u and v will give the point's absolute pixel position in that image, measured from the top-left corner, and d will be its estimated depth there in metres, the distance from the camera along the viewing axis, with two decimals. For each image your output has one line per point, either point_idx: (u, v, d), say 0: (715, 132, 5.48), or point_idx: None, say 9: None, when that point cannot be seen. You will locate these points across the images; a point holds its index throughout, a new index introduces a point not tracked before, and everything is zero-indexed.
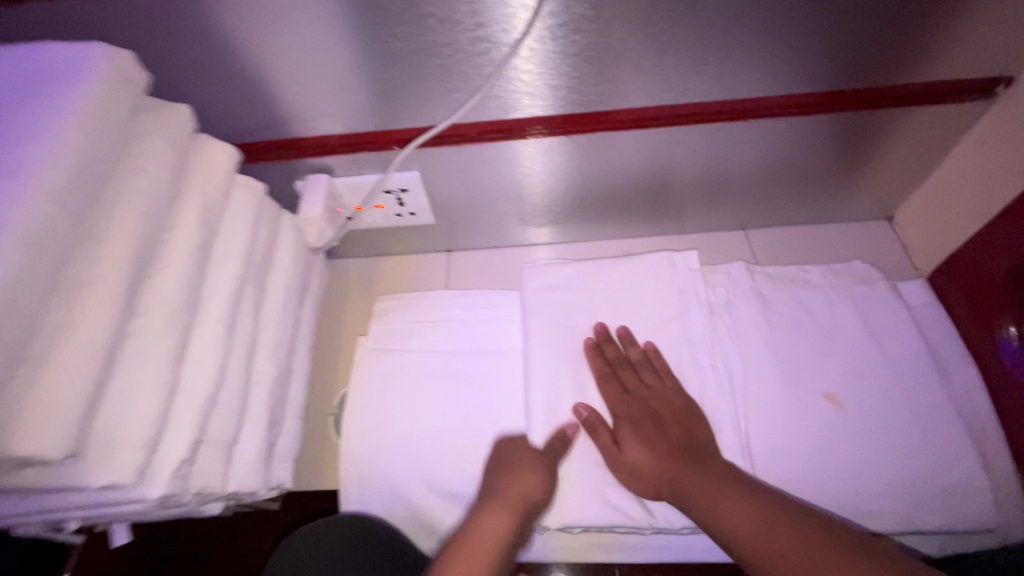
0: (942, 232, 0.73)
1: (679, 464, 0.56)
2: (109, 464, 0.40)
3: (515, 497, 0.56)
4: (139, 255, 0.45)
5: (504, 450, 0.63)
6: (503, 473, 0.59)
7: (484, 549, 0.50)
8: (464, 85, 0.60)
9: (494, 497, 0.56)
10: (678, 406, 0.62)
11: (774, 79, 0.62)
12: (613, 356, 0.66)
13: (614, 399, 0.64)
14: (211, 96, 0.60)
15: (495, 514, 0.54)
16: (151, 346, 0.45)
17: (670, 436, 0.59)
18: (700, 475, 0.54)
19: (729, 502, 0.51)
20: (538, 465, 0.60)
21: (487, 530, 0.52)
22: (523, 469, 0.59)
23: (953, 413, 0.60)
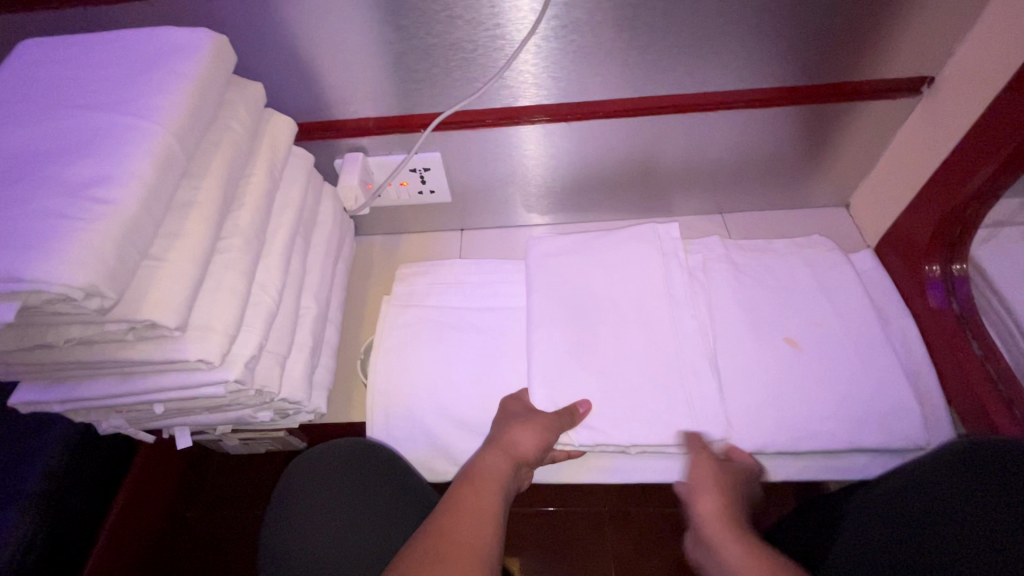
0: (886, 211, 0.86)
1: (738, 537, 0.58)
2: (203, 343, 0.51)
3: (512, 444, 0.65)
4: (226, 188, 0.56)
5: (510, 408, 0.71)
6: (507, 426, 0.68)
7: (487, 483, 0.60)
8: (482, 76, 0.73)
9: (500, 441, 0.65)
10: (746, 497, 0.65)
11: (736, 76, 0.75)
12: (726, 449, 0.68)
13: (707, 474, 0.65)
14: (275, 80, 0.73)
15: (495, 454, 0.63)
16: (233, 260, 0.56)
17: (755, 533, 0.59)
18: (742, 544, 0.57)
19: None
20: (542, 422, 0.68)
21: (488, 467, 0.62)
22: (526, 424, 0.67)
23: (891, 353, 0.72)
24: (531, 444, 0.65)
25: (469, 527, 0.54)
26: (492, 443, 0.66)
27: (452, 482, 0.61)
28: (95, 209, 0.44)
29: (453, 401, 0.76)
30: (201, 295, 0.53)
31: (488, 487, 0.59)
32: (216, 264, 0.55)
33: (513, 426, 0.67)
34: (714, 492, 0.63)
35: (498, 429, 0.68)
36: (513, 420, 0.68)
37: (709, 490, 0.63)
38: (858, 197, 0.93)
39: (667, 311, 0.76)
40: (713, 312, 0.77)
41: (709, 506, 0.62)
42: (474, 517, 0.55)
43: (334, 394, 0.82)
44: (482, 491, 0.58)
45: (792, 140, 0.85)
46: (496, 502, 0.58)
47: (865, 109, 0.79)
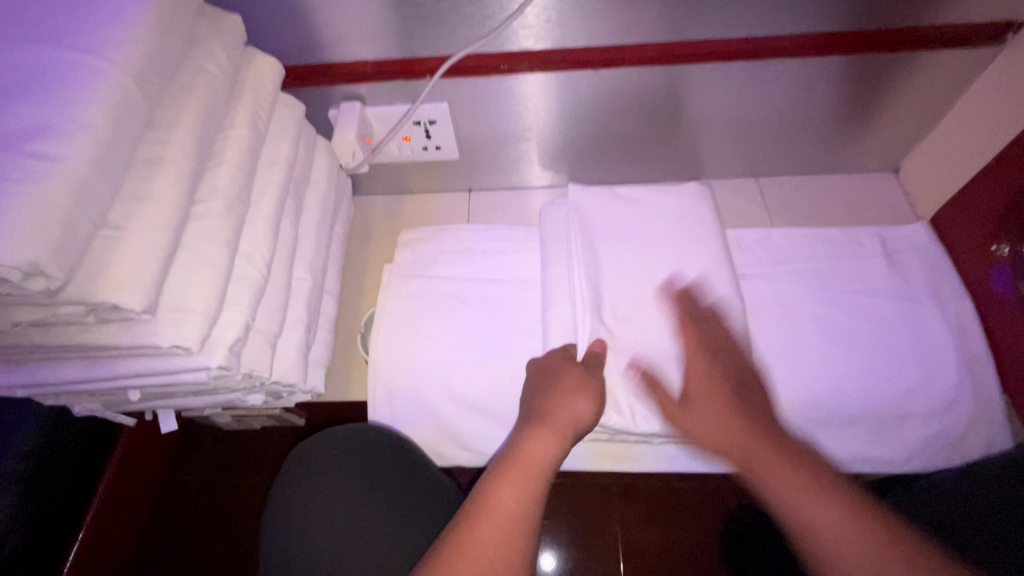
0: (941, 180, 0.78)
1: (729, 405, 0.56)
2: (179, 327, 0.44)
3: (567, 420, 0.55)
4: (201, 144, 0.48)
5: (547, 363, 0.63)
6: (549, 395, 0.58)
7: (531, 474, 0.50)
8: (499, 12, 0.63)
9: (545, 416, 0.56)
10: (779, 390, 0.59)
11: (793, 17, 0.65)
12: (693, 311, 0.64)
13: (693, 378, 0.59)
14: (258, 13, 0.63)
15: (545, 434, 0.54)
16: (211, 229, 0.48)
17: (741, 400, 0.56)
18: (728, 408, 0.55)
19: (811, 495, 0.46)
20: (587, 387, 0.59)
21: (535, 453, 0.52)
22: (577, 391, 0.58)
23: (946, 341, 0.66)
24: (582, 416, 0.56)
25: (502, 531, 0.45)
26: (536, 419, 0.56)
27: (487, 469, 0.51)
28: (35, 167, 0.36)
29: (461, 381, 0.70)
30: (175, 269, 0.46)
31: (533, 480, 0.50)
32: (191, 232, 0.48)
33: (559, 394, 0.58)
34: (699, 390, 0.58)
35: (545, 398, 0.58)
36: (561, 389, 0.59)
37: (709, 355, 0.60)
38: (911, 162, 0.84)
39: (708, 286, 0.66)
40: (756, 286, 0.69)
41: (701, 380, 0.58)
42: (514, 515, 0.46)
43: (332, 370, 0.76)
44: (529, 480, 0.49)
45: (847, 95, 0.75)
46: (538, 494, 0.49)
47: (936, 61, 0.68)
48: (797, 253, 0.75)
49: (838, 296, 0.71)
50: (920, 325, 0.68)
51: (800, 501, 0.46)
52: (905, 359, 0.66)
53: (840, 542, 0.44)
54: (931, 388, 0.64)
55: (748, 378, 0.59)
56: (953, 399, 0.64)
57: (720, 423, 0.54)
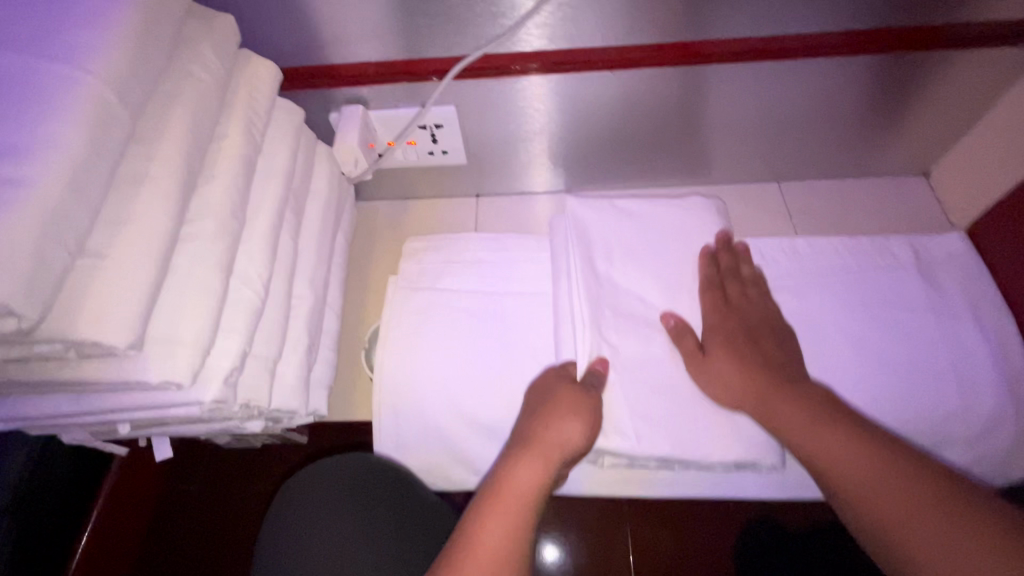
0: (978, 186, 0.74)
1: (751, 354, 0.57)
2: (168, 361, 0.41)
3: (556, 444, 0.52)
4: (191, 160, 0.44)
5: (547, 382, 0.60)
6: (538, 417, 0.55)
7: (513, 506, 0.47)
8: (510, 11, 0.59)
9: (534, 440, 0.52)
10: (801, 378, 0.56)
11: (826, 14, 0.61)
12: (726, 265, 0.64)
13: (710, 376, 0.57)
14: (253, 13, 0.59)
15: (530, 461, 0.50)
16: (204, 251, 0.45)
17: (766, 349, 0.58)
18: (752, 357, 0.57)
19: (829, 437, 0.50)
20: (582, 406, 0.55)
21: (518, 483, 0.49)
22: (570, 411, 0.54)
23: (985, 360, 0.63)
24: (573, 439, 0.53)
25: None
26: (520, 446, 0.52)
27: (472, 501, 0.49)
28: (3, 195, 0.33)
29: (469, 402, 0.66)
30: (164, 296, 0.43)
31: (515, 513, 0.46)
32: (181, 254, 0.44)
33: (548, 415, 0.55)
34: (716, 378, 0.56)
35: (537, 420, 0.55)
36: (552, 408, 0.55)
37: (734, 312, 0.60)
38: (943, 166, 0.80)
39: (709, 296, 0.62)
40: (754, 289, 0.64)
41: (725, 332, 0.59)
42: (495, 555, 0.43)
43: (335, 387, 0.73)
44: (510, 514, 0.46)
45: (880, 97, 0.70)
46: (523, 530, 0.46)
47: (977, 60, 0.64)
48: (822, 264, 0.71)
49: (869, 310, 0.67)
50: (957, 343, 0.64)
51: (847, 467, 0.48)
52: (942, 379, 0.62)
53: (889, 508, 0.45)
54: (970, 410, 0.61)
55: (768, 366, 0.56)
56: (993, 423, 0.61)
57: (737, 375, 0.56)
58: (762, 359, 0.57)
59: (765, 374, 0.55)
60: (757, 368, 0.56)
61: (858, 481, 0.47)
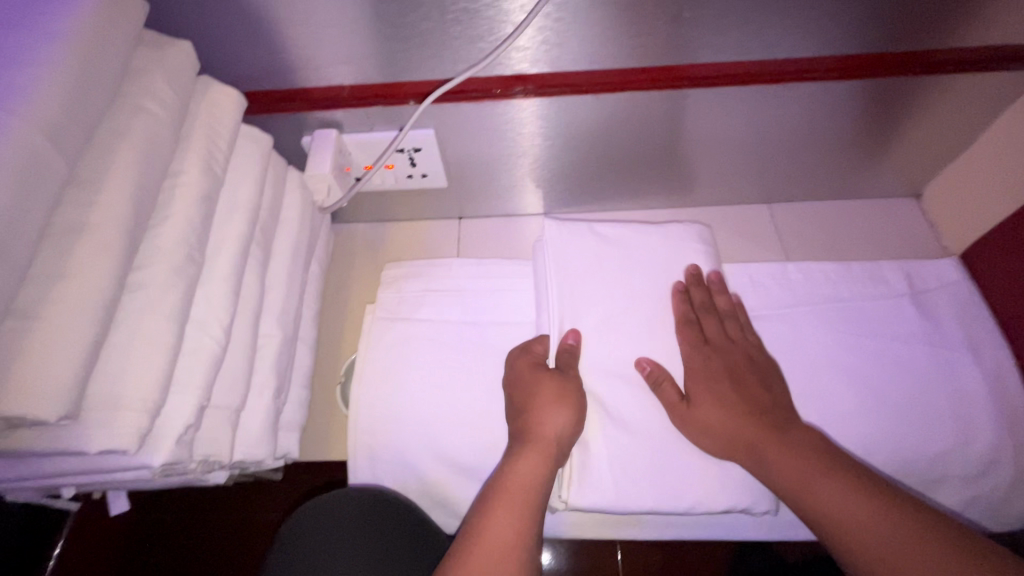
0: (971, 211, 0.73)
1: (733, 397, 0.54)
2: (111, 427, 0.37)
3: (549, 437, 0.51)
4: (140, 204, 0.41)
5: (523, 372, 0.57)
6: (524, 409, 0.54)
7: (518, 502, 0.46)
8: (489, 34, 0.56)
9: (529, 435, 0.51)
10: (789, 423, 0.53)
11: (817, 39, 0.59)
12: (699, 300, 0.60)
13: (698, 425, 0.53)
14: (215, 37, 0.55)
15: (528, 456, 0.49)
16: (154, 302, 0.42)
17: (750, 390, 0.54)
18: (735, 399, 0.53)
19: (828, 482, 0.47)
20: (568, 395, 0.54)
21: (520, 478, 0.48)
22: (557, 402, 0.53)
23: (981, 395, 0.61)
24: (563, 429, 0.52)
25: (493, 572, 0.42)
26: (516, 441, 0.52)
27: (475, 501, 0.48)
28: None
29: (449, 441, 0.63)
30: (108, 353, 0.39)
31: (520, 507, 0.46)
32: (128, 305, 0.41)
33: (536, 405, 0.53)
34: (703, 429, 0.53)
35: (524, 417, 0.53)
36: (538, 395, 0.54)
37: (712, 351, 0.57)
38: (935, 188, 0.79)
39: (688, 333, 0.58)
40: (730, 323, 0.60)
41: (703, 375, 0.55)
42: (503, 548, 0.43)
43: (308, 424, 0.69)
44: (514, 509, 0.46)
45: (873, 121, 0.68)
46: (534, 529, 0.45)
47: (970, 85, 0.62)
48: (814, 292, 0.69)
49: (863, 341, 0.65)
50: (952, 375, 0.62)
51: (855, 526, 0.45)
52: (939, 415, 0.60)
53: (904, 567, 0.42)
54: (968, 448, 0.59)
55: (755, 409, 0.53)
56: (991, 462, 0.59)
57: (722, 420, 0.52)
58: (749, 403, 0.54)
59: (751, 420, 0.52)
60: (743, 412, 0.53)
61: (870, 527, 0.45)
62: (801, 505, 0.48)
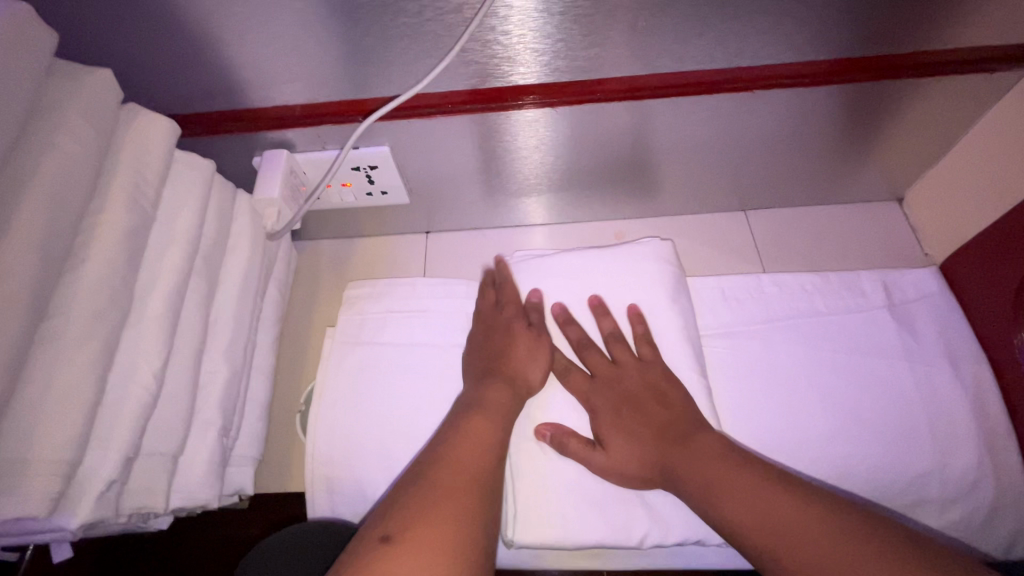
0: (955, 218, 0.70)
1: (632, 420, 0.53)
2: (19, 490, 0.35)
3: (517, 373, 0.56)
4: (50, 251, 0.39)
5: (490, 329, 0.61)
6: (495, 350, 0.59)
7: (496, 418, 0.52)
8: (434, 48, 0.53)
9: (498, 371, 0.56)
10: (694, 433, 0.50)
11: (784, 44, 0.55)
12: (577, 337, 0.59)
13: (529, 355, 0.58)
14: (147, 59, 0.53)
15: (501, 386, 0.55)
16: (68, 354, 0.39)
17: (648, 415, 0.52)
18: (634, 423, 0.52)
19: (732, 489, 0.45)
20: (538, 350, 0.58)
21: (495, 400, 0.53)
22: (529, 352, 0.58)
23: (963, 414, 0.58)
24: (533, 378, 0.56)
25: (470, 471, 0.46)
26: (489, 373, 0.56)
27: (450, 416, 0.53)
28: None
29: (409, 468, 0.61)
30: (17, 412, 0.37)
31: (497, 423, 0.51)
32: (39, 358, 0.39)
33: (508, 351, 0.58)
34: (622, 470, 0.51)
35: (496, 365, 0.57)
36: (509, 347, 0.58)
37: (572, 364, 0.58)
38: (918, 191, 0.76)
39: (572, 379, 0.57)
40: (617, 344, 0.58)
41: (602, 408, 0.54)
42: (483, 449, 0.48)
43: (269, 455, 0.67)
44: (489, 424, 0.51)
45: (851, 126, 0.65)
46: (488, 454, 0.48)
47: (947, 87, 0.59)
48: (787, 306, 0.66)
49: (838, 357, 0.62)
50: (932, 393, 0.60)
51: (759, 529, 0.42)
52: (918, 435, 0.58)
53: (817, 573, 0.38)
54: (947, 470, 0.56)
55: (657, 427, 0.51)
56: (971, 485, 0.56)
57: (631, 457, 0.51)
58: (655, 425, 0.52)
59: (656, 440, 0.51)
60: (652, 439, 0.51)
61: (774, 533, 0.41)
62: (711, 515, 0.45)
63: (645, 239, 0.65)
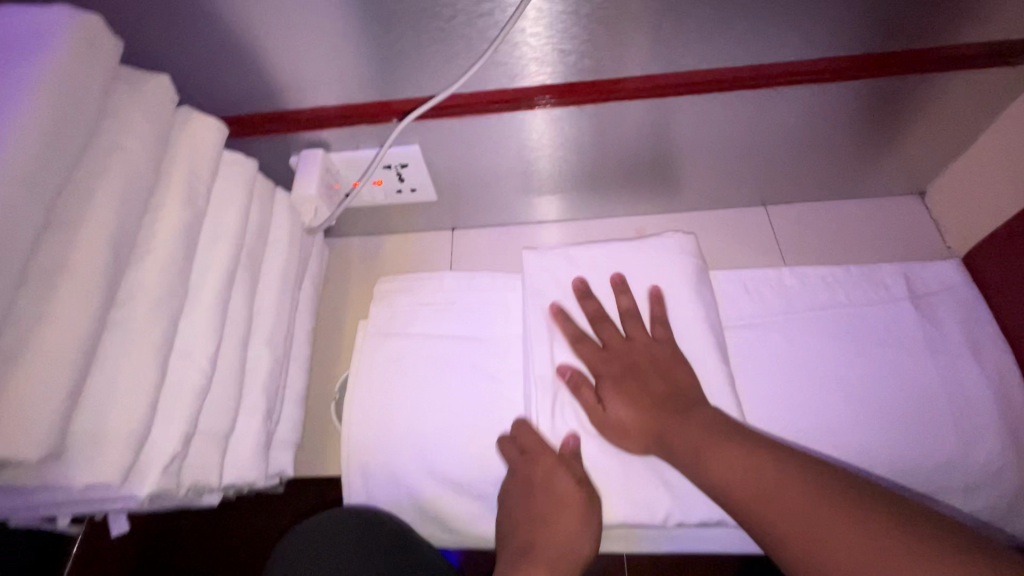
0: (977, 211, 0.70)
1: (635, 388, 0.54)
2: (96, 461, 0.39)
3: (558, 548, 0.51)
4: (119, 242, 0.42)
5: (530, 480, 0.55)
6: (534, 516, 0.53)
7: None
8: (466, 51, 0.56)
9: (533, 547, 0.51)
10: (691, 406, 0.52)
11: (804, 41, 0.57)
12: (593, 310, 0.61)
13: (567, 518, 0.53)
14: (196, 65, 0.56)
15: (538, 574, 0.50)
16: (135, 337, 0.42)
17: (649, 384, 0.54)
18: (637, 391, 0.54)
19: (718, 453, 0.47)
20: (580, 521, 0.53)
21: None
22: (569, 515, 0.53)
23: (985, 403, 0.59)
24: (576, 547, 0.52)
25: None
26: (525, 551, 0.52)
27: None
28: None
29: (438, 453, 0.64)
30: (92, 390, 0.41)
31: None
32: (110, 341, 0.42)
33: (545, 515, 0.53)
34: (619, 429, 0.54)
35: (538, 495, 0.55)
36: (550, 515, 0.53)
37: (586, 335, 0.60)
38: (939, 185, 0.76)
39: (584, 349, 0.59)
40: (634, 323, 0.60)
41: (606, 372, 0.56)
42: None
43: (304, 441, 0.70)
44: None
45: (871, 121, 0.66)
46: None
47: (969, 80, 0.60)
48: (808, 298, 0.67)
49: (859, 348, 0.63)
50: (954, 383, 0.60)
51: (741, 490, 0.44)
52: (939, 425, 0.59)
53: (794, 530, 0.41)
54: (970, 459, 0.57)
55: (658, 396, 0.53)
56: (995, 474, 0.57)
57: (628, 419, 0.54)
58: (655, 394, 0.54)
59: (653, 406, 0.53)
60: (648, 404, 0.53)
61: (755, 494, 0.43)
62: (697, 477, 0.48)
63: (668, 232, 0.67)
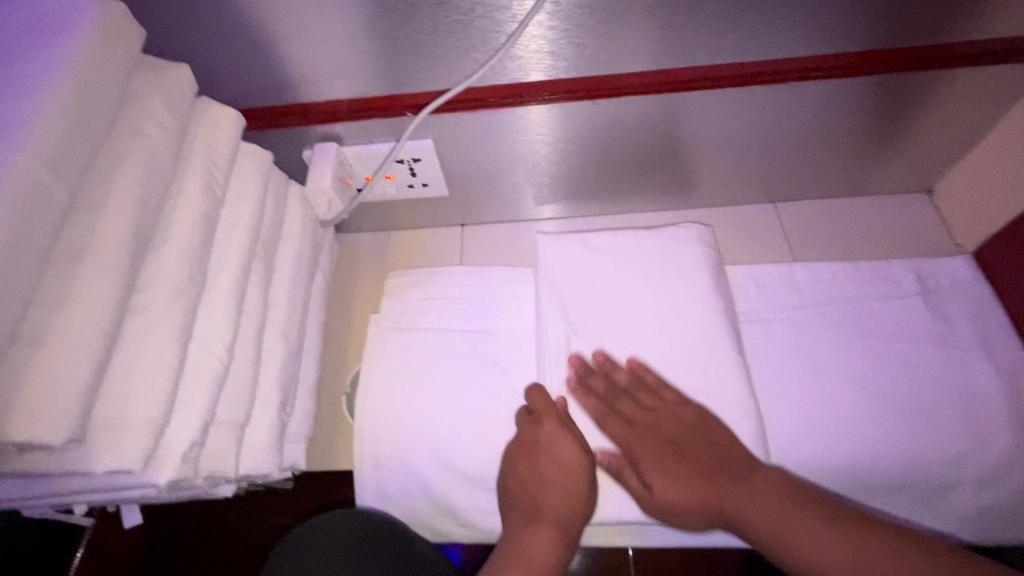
0: (985, 207, 0.71)
1: (683, 460, 0.53)
2: (117, 445, 0.39)
3: (562, 513, 0.53)
4: (141, 228, 0.42)
5: (534, 443, 0.57)
6: (537, 475, 0.55)
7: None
8: (483, 43, 0.56)
9: (539, 509, 0.53)
10: (749, 472, 0.51)
11: (817, 36, 0.57)
12: (602, 389, 0.58)
13: (565, 471, 0.54)
14: (213, 56, 0.56)
15: (542, 529, 0.52)
16: (156, 323, 0.42)
17: (697, 456, 0.53)
18: (686, 466, 0.53)
19: (800, 529, 0.46)
20: (577, 487, 0.54)
21: (538, 549, 0.51)
22: (565, 471, 0.54)
23: (997, 397, 0.59)
24: (574, 511, 0.53)
25: None
26: (528, 512, 0.54)
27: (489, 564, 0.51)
28: None
29: (450, 446, 0.63)
30: (113, 376, 0.40)
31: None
32: (130, 327, 0.42)
33: (545, 474, 0.55)
34: (670, 507, 0.52)
35: (541, 461, 0.56)
36: (552, 476, 0.54)
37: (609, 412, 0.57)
38: (947, 182, 0.77)
39: (611, 428, 0.56)
40: (647, 392, 0.57)
41: (645, 448, 0.55)
42: None
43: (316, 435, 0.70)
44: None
45: (883, 116, 0.67)
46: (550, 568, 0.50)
47: (982, 76, 0.60)
48: (819, 293, 0.68)
49: (871, 342, 0.64)
50: (966, 377, 0.61)
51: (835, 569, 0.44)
52: (953, 418, 0.59)
53: None
54: (984, 452, 0.57)
55: (711, 469, 0.52)
56: (1010, 466, 0.57)
57: (683, 497, 0.52)
58: (707, 465, 0.52)
59: (709, 476, 0.52)
60: (702, 474, 0.52)
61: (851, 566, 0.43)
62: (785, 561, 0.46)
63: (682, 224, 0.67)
